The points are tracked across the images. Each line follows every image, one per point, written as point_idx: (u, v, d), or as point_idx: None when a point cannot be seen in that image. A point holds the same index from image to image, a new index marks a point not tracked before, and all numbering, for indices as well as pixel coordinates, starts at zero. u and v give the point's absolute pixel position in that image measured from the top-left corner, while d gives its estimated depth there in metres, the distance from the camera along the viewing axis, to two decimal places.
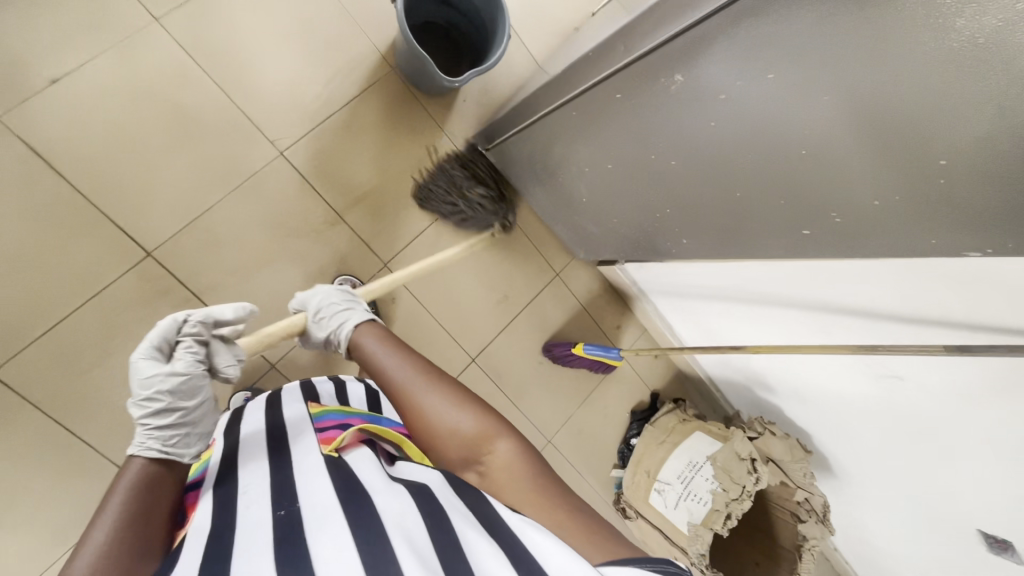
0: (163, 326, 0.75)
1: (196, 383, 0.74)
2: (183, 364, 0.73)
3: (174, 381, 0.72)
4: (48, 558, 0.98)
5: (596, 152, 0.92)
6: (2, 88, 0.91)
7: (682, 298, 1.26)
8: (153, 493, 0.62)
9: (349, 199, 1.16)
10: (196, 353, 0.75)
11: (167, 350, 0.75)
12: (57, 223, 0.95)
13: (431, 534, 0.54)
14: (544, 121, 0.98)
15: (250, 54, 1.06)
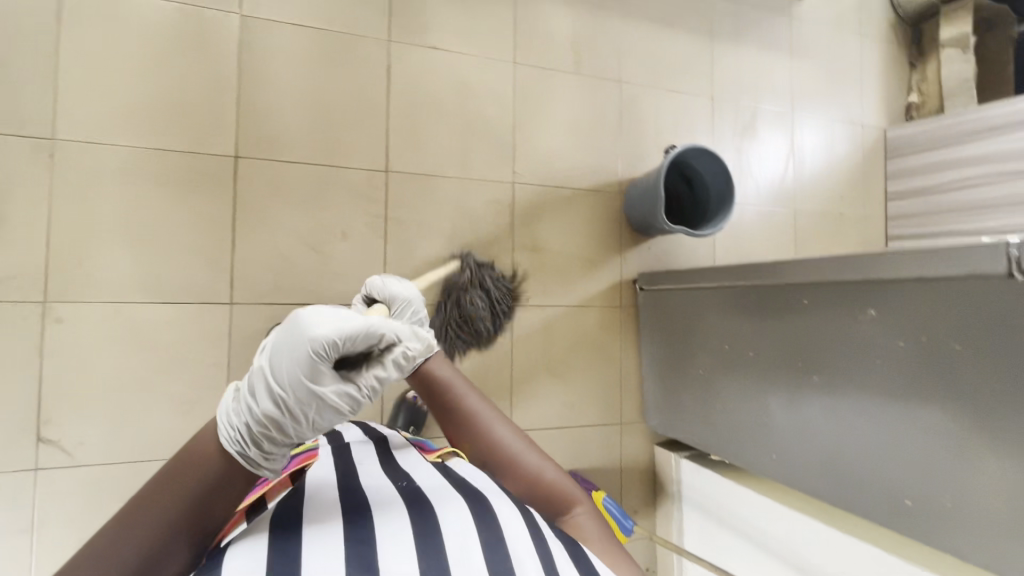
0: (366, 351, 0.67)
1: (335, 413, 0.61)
2: (354, 397, 0.60)
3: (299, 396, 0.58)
4: (120, 295, 1.04)
5: (747, 336, 1.05)
6: (407, 30, 1.26)
7: (717, 522, 1.25)
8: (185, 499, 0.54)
9: (527, 245, 1.35)
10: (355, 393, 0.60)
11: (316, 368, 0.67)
12: (359, 113, 1.22)
13: (530, 536, 0.63)
14: (715, 292, 1.13)
15: (546, 119, 1.38)
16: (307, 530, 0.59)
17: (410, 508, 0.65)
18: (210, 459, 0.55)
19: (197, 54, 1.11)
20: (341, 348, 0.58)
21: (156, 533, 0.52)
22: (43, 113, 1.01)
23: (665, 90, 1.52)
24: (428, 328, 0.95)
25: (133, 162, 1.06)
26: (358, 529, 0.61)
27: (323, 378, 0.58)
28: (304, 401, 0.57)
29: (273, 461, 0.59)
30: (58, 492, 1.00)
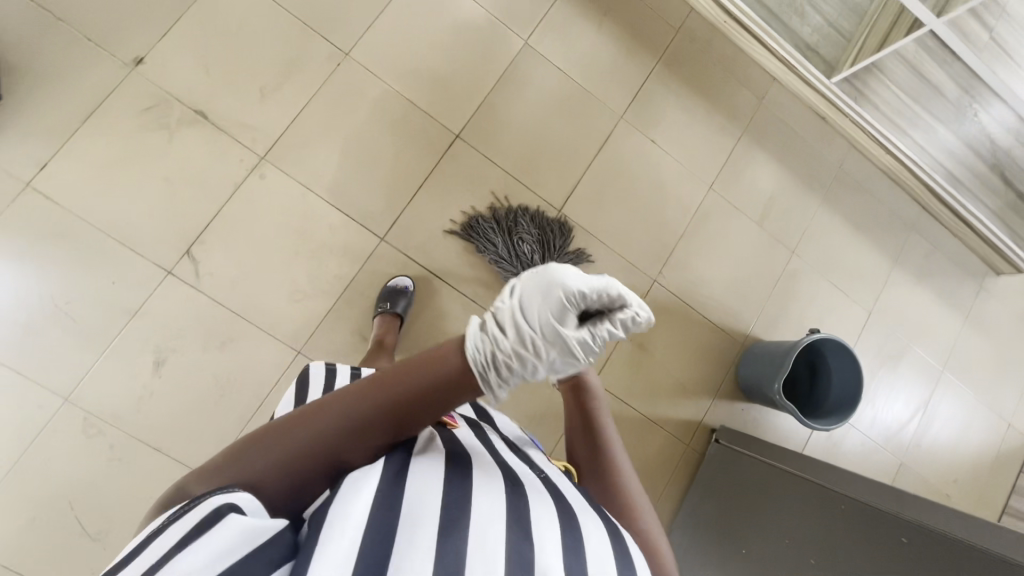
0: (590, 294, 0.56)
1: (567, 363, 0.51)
2: (595, 345, 0.50)
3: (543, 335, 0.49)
4: (313, 184, 1.20)
5: (813, 541, 0.97)
6: (639, 117, 1.41)
7: None
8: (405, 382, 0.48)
9: (636, 339, 1.37)
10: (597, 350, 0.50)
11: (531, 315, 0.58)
12: (566, 156, 1.35)
13: (561, 545, 0.48)
14: (806, 484, 1.07)
15: (711, 246, 1.44)
16: (412, 468, 0.49)
17: (509, 490, 0.51)
18: (446, 359, 0.48)
19: (478, 52, 1.31)
20: (588, 301, 0.49)
21: (356, 426, 0.47)
22: (352, 33, 1.24)
23: (830, 282, 1.52)
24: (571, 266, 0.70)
25: (387, 98, 1.25)
26: (459, 485, 0.49)
27: (569, 322, 0.48)
28: (548, 341, 0.49)
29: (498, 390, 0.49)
30: (170, 300, 1.11)
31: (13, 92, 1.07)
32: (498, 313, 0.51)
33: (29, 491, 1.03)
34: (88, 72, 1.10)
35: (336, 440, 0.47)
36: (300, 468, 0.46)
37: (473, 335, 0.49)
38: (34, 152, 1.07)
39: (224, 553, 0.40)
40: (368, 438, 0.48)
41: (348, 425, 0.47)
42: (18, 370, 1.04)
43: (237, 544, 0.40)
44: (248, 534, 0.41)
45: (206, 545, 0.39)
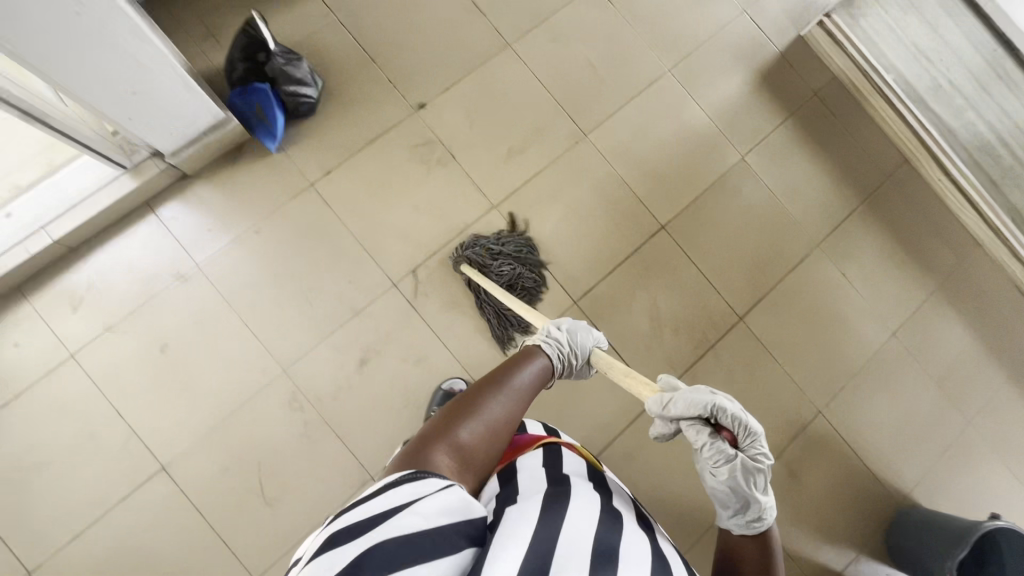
0: (597, 339, 0.85)
1: (574, 358, 0.81)
2: (571, 341, 0.82)
3: (549, 339, 0.81)
4: (528, 238, 1.32)
5: None
6: (834, 249, 1.44)
7: None
8: (535, 378, 0.72)
9: (789, 466, 1.33)
10: (571, 344, 0.82)
11: (576, 355, 0.81)
12: (756, 267, 1.40)
13: None
14: None
15: (884, 391, 1.40)
16: (568, 510, 0.54)
17: (661, 561, 0.55)
18: (532, 349, 0.77)
19: (698, 156, 1.42)
20: (574, 345, 0.82)
21: (519, 407, 0.67)
22: (595, 118, 1.39)
23: (1004, 466, 1.42)
24: (588, 326, 0.85)
25: (609, 179, 1.37)
26: (612, 534, 0.54)
27: (576, 335, 0.83)
28: (560, 339, 0.81)
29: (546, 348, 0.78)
30: (386, 308, 1.24)
31: (324, 110, 1.29)
32: (537, 337, 0.82)
33: (234, 440, 1.16)
34: (382, 106, 1.31)
35: (501, 415, 0.64)
36: (468, 426, 0.62)
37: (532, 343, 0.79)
38: (323, 160, 1.27)
39: (439, 509, 0.50)
40: (498, 436, 0.64)
41: (510, 398, 0.66)
42: (255, 334, 1.20)
43: (453, 507, 0.51)
44: (460, 502, 0.52)
45: (432, 498, 0.51)
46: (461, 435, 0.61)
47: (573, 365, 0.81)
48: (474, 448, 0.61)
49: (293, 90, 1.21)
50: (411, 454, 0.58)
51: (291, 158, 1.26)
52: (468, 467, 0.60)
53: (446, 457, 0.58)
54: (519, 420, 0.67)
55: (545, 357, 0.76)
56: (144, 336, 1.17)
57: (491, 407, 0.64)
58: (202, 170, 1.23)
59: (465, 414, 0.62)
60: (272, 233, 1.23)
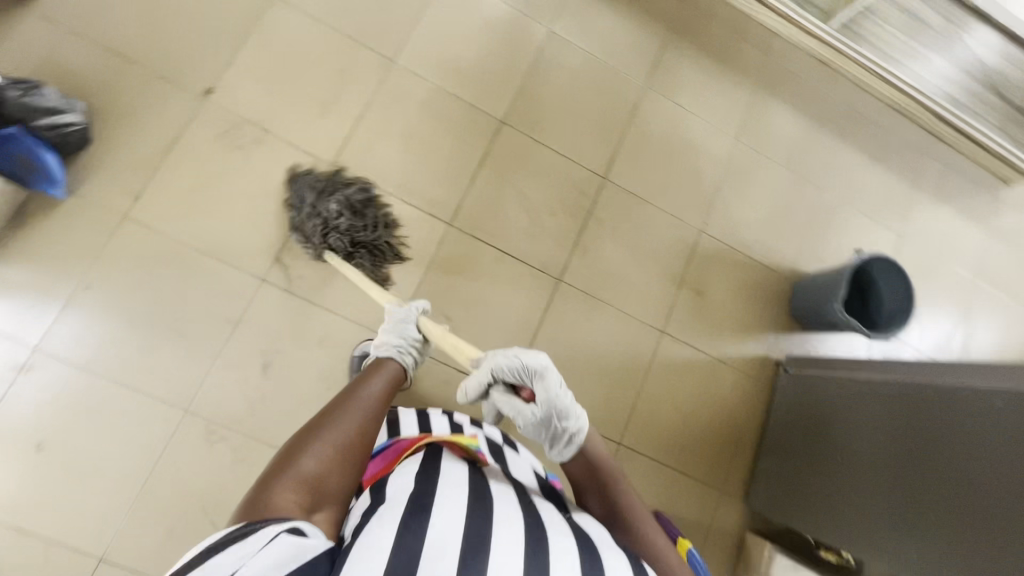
0: (418, 310, 1.00)
1: (417, 343, 0.95)
2: (406, 332, 0.95)
3: (389, 340, 0.93)
4: (380, 183, 1.28)
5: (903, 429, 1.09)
6: (661, 84, 1.51)
7: None
8: (376, 401, 0.77)
9: (695, 287, 1.44)
10: (407, 334, 0.94)
11: (417, 341, 0.95)
12: (601, 127, 1.44)
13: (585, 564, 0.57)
14: (878, 383, 1.18)
15: (746, 192, 1.53)
16: (432, 517, 0.56)
17: (528, 531, 0.59)
18: (379, 363, 0.88)
19: (508, 42, 1.41)
20: (407, 333, 0.95)
21: (365, 422, 0.72)
22: (395, 39, 1.34)
23: (859, 213, 1.61)
24: (411, 307, 0.99)
25: (434, 96, 1.34)
26: (477, 528, 0.57)
27: (407, 325, 0.96)
28: (399, 336, 0.94)
29: (394, 350, 0.91)
30: (266, 306, 1.18)
31: (102, 133, 1.15)
32: (378, 344, 0.93)
33: (168, 500, 1.08)
34: (165, 107, 1.19)
35: (342, 444, 0.68)
36: (306, 462, 0.64)
37: (379, 353, 0.91)
38: (127, 185, 1.14)
39: (269, 564, 0.50)
40: (345, 460, 0.67)
41: (349, 428, 0.70)
42: (139, 389, 1.10)
43: (284, 557, 0.51)
44: (292, 550, 0.52)
45: (260, 555, 0.50)
46: (302, 469, 0.62)
47: (421, 350, 0.95)
48: (323, 475, 0.63)
49: (51, 123, 1.06)
50: (250, 504, 0.58)
51: (89, 197, 1.12)
52: (320, 496, 0.62)
53: (291, 492, 0.59)
54: (365, 441, 0.71)
55: (389, 371, 0.85)
56: (12, 444, 1.04)
57: (336, 431, 0.69)
58: None
59: (301, 451, 0.64)
60: (106, 282, 1.11)
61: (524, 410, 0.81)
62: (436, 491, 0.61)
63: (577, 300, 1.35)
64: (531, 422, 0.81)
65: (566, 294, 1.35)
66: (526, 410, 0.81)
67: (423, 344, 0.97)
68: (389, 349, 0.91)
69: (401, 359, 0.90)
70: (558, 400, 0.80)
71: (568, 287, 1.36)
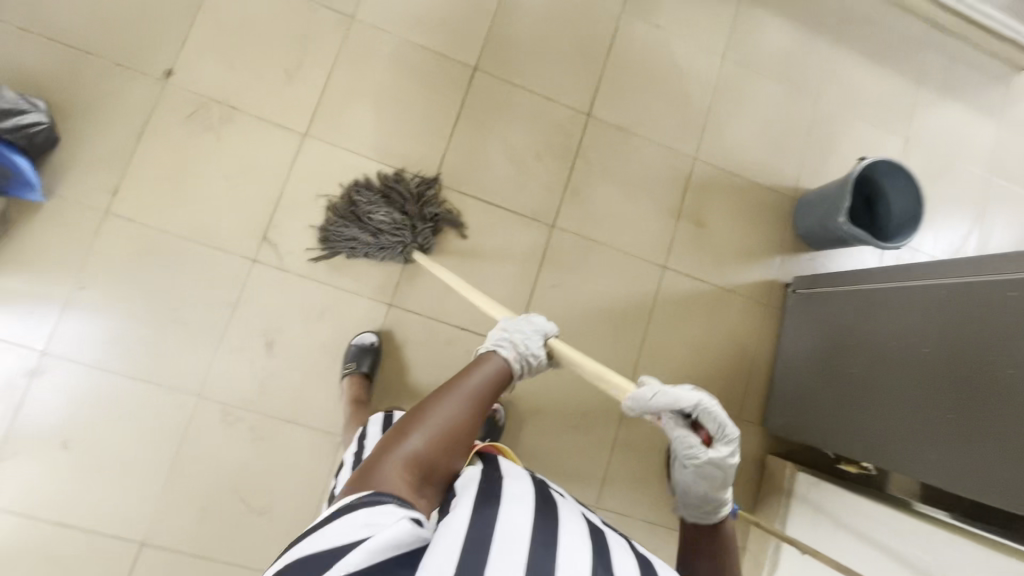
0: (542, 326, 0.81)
1: (530, 352, 0.77)
2: (517, 337, 0.77)
3: (500, 342, 0.76)
4: (357, 149, 1.24)
5: (919, 334, 1.06)
6: (639, 8, 1.42)
7: (831, 527, 1.20)
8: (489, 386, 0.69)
9: (693, 218, 1.40)
10: (516, 338, 0.77)
11: (529, 346, 0.77)
12: (579, 62, 1.38)
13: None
14: (889, 291, 1.15)
15: (739, 113, 1.46)
16: (501, 511, 0.54)
17: (592, 538, 0.56)
18: (485, 362, 0.72)
19: None
20: (517, 335, 0.78)
21: (474, 409, 0.65)
22: None
23: (860, 120, 1.53)
24: (534, 327, 0.80)
25: (401, 50, 1.28)
26: (545, 525, 0.55)
27: (521, 329, 0.79)
28: (507, 339, 0.76)
29: (500, 352, 0.74)
30: (260, 286, 1.17)
31: (69, 130, 1.12)
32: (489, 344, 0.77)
33: (194, 483, 1.11)
34: (127, 95, 1.15)
35: (450, 425, 0.62)
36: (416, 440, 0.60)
37: (485, 350, 0.75)
38: (103, 181, 1.13)
39: (389, 543, 0.48)
40: (452, 443, 0.62)
41: (459, 408, 0.64)
42: (149, 381, 1.11)
43: (404, 539, 0.49)
44: (411, 532, 0.50)
45: (383, 530, 0.49)
46: (412, 447, 0.59)
47: (528, 360, 0.76)
48: (427, 460, 0.59)
49: (14, 124, 1.04)
50: (363, 474, 0.58)
51: (68, 197, 1.11)
52: (425, 479, 0.58)
53: (398, 472, 0.57)
54: (474, 426, 0.64)
55: (495, 369, 0.71)
56: (36, 446, 1.07)
57: (444, 413, 0.63)
58: None
59: (412, 429, 0.61)
60: (98, 280, 1.11)
61: (701, 456, 0.72)
62: (504, 487, 0.59)
63: (572, 245, 1.33)
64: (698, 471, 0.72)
65: (560, 240, 1.32)
66: (706, 458, 0.72)
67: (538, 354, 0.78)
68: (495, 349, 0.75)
69: (513, 360, 0.74)
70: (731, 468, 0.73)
71: (562, 233, 1.33)
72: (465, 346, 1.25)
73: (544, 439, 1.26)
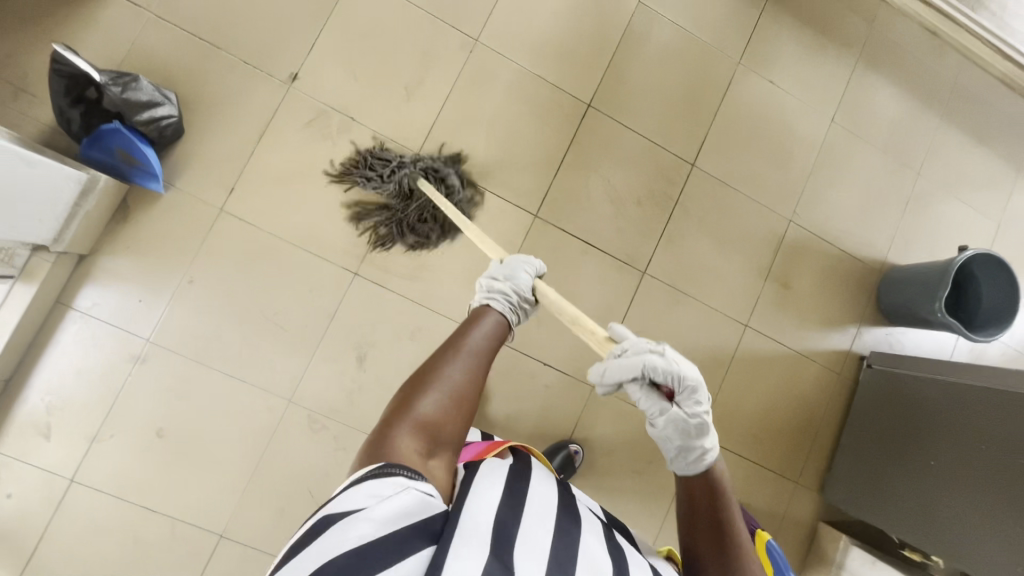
0: (519, 265, 0.88)
1: (522, 303, 0.83)
2: (501, 288, 0.83)
3: (494, 291, 0.83)
4: (465, 172, 1.25)
5: (993, 441, 1.07)
6: (755, 61, 1.40)
7: None
8: (488, 349, 0.71)
9: (780, 280, 1.40)
10: (502, 292, 0.82)
11: (522, 295, 0.84)
12: (690, 108, 1.37)
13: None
14: (964, 390, 1.15)
15: (838, 178, 1.45)
16: (524, 523, 0.55)
17: (609, 554, 0.58)
18: (484, 317, 0.76)
19: (596, 16, 1.32)
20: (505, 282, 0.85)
21: (478, 373, 0.67)
22: (479, 17, 1.26)
23: (956, 200, 1.52)
24: (515, 271, 0.86)
25: (519, 78, 1.28)
26: (564, 544, 0.56)
27: (512, 276, 0.85)
28: (494, 291, 0.82)
29: (492, 300, 0.81)
30: (358, 299, 1.18)
31: (194, 123, 1.13)
32: (480, 292, 0.84)
33: (275, 483, 1.14)
34: (253, 94, 1.16)
35: (458, 388, 0.64)
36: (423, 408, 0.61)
37: (479, 300, 0.83)
38: (221, 177, 1.14)
39: (398, 512, 0.49)
40: (461, 406, 0.64)
41: (464, 373, 0.66)
42: (244, 380, 1.14)
43: (412, 509, 0.50)
44: (422, 497, 0.51)
45: (388, 501, 0.50)
46: (422, 410, 0.61)
47: (519, 311, 0.83)
48: (438, 421, 0.61)
49: (148, 117, 1.04)
50: (373, 447, 0.57)
51: (187, 190, 1.12)
52: (438, 441, 0.60)
53: (411, 439, 0.58)
54: (477, 386, 0.67)
55: (496, 316, 0.76)
56: (133, 429, 1.10)
57: (450, 376, 0.64)
58: (100, 242, 1.10)
59: (421, 393, 0.62)
60: (206, 274, 1.13)
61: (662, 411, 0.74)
62: (526, 496, 0.59)
63: (659, 293, 1.33)
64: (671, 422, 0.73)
65: (649, 286, 1.33)
66: (665, 411, 0.74)
67: (525, 299, 0.84)
68: (485, 298, 0.82)
69: (504, 310, 0.80)
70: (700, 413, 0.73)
71: (652, 280, 1.33)
72: (545, 380, 1.26)
73: (610, 482, 1.27)
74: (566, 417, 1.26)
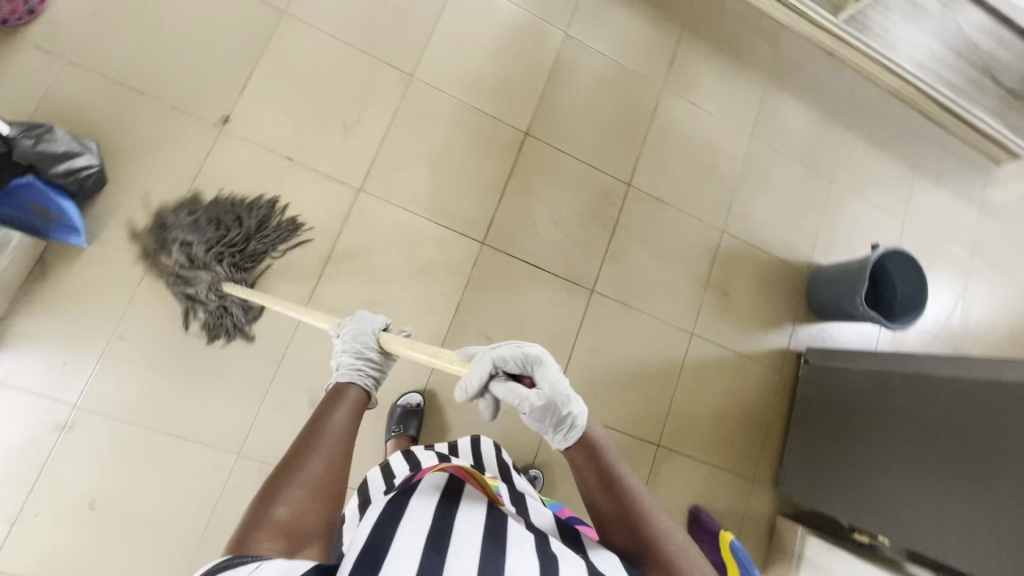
0: (362, 326, 0.84)
1: (376, 366, 0.79)
2: (349, 359, 0.78)
3: (342, 366, 0.78)
4: (408, 206, 1.25)
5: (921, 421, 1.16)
6: (677, 85, 1.50)
7: None
8: (350, 424, 0.65)
9: (719, 287, 1.48)
10: (352, 361, 0.78)
11: (375, 360, 0.79)
12: (621, 132, 1.44)
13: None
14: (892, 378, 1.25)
15: (762, 189, 1.55)
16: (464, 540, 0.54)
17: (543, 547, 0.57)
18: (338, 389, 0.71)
19: (526, 48, 1.38)
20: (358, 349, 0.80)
21: (342, 453, 0.60)
22: (412, 53, 1.28)
23: (866, 201, 1.66)
24: (359, 333, 0.83)
25: (456, 110, 1.30)
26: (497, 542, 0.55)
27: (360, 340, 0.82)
28: (342, 366, 0.78)
29: (344, 372, 0.76)
30: (307, 341, 1.15)
31: (118, 172, 1.09)
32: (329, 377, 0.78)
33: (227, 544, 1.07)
34: (181, 139, 1.12)
35: (319, 475, 0.57)
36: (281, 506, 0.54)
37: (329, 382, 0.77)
38: (150, 226, 1.09)
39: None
40: (326, 491, 0.57)
41: (325, 457, 0.59)
42: (186, 437, 1.07)
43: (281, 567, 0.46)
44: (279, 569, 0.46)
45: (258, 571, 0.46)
46: (279, 512, 0.53)
47: (378, 371, 0.78)
48: (300, 517, 0.54)
49: (66, 168, 0.99)
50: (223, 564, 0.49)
51: (114, 242, 1.07)
52: (303, 536, 0.53)
53: (268, 544, 0.51)
54: (344, 467, 0.60)
55: (356, 392, 0.70)
56: (62, 503, 1.01)
57: (310, 465, 0.57)
58: (15, 304, 1.02)
59: (276, 490, 0.55)
60: (138, 329, 1.07)
61: (527, 396, 0.71)
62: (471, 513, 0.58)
63: (608, 309, 1.37)
64: (538, 404, 0.69)
65: (598, 303, 1.37)
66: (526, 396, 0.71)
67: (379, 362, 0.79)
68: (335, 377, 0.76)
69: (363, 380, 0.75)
70: (561, 386, 0.72)
71: (600, 298, 1.37)
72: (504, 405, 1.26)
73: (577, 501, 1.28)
74: (528, 441, 1.26)
